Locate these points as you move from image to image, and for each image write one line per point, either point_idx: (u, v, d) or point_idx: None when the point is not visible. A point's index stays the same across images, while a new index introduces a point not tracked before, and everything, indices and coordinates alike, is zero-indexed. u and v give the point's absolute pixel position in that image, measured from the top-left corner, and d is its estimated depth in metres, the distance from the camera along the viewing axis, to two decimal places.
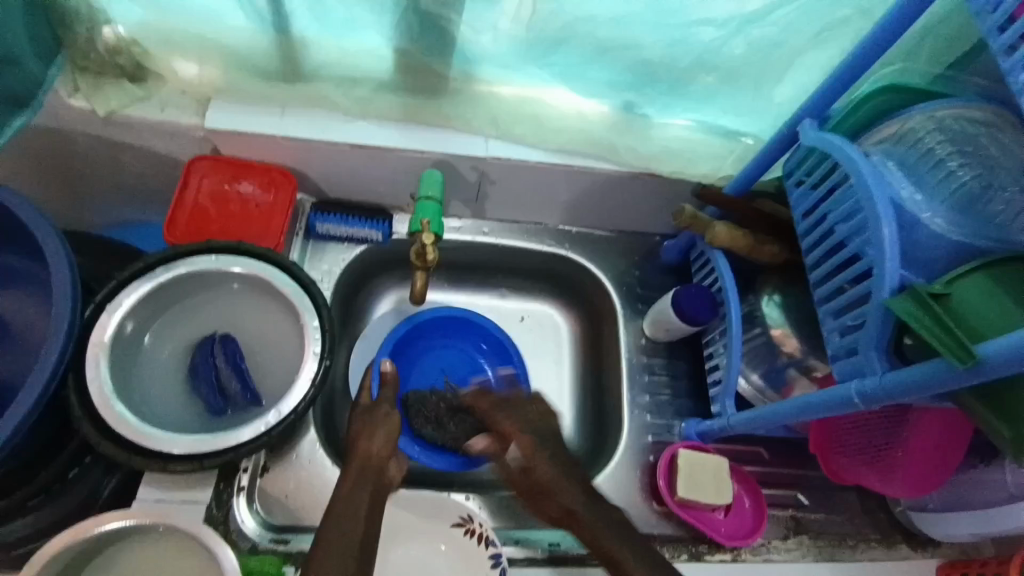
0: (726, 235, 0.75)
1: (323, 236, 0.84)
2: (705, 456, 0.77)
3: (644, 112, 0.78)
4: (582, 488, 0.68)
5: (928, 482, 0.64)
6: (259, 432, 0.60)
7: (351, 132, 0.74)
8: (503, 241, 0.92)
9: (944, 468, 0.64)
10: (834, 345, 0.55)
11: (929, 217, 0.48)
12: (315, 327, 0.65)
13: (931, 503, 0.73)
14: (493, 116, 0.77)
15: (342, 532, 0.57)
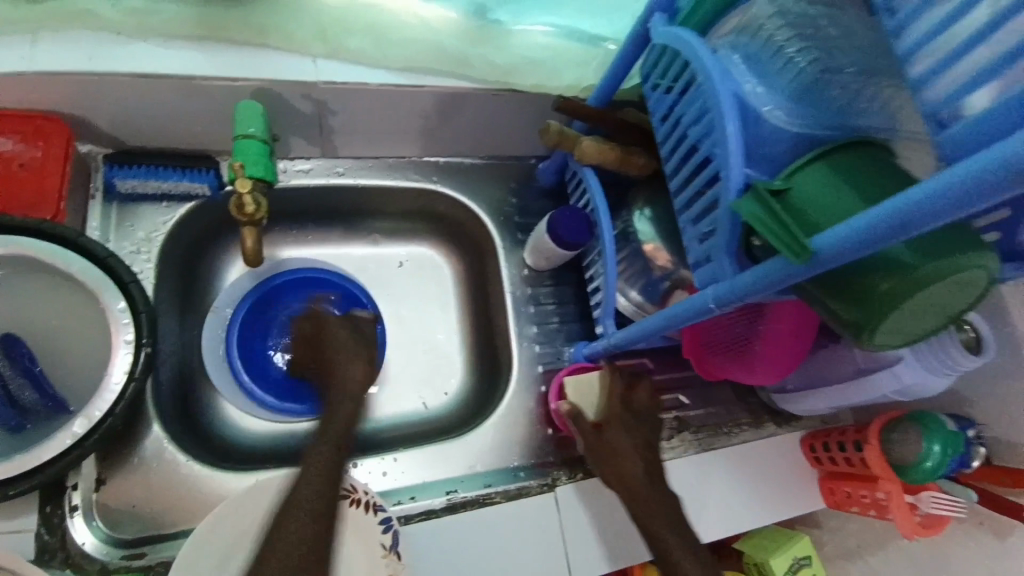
0: (594, 150, 0.72)
1: (129, 196, 0.69)
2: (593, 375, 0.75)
3: (497, 17, 0.71)
4: (645, 461, 0.66)
5: (784, 366, 0.69)
6: (69, 445, 0.51)
7: (133, 58, 0.59)
8: (363, 181, 0.82)
9: (795, 352, 0.69)
10: (694, 253, 0.55)
11: (770, 110, 0.46)
12: (123, 309, 0.54)
13: (792, 384, 0.80)
14: (319, 29, 0.65)
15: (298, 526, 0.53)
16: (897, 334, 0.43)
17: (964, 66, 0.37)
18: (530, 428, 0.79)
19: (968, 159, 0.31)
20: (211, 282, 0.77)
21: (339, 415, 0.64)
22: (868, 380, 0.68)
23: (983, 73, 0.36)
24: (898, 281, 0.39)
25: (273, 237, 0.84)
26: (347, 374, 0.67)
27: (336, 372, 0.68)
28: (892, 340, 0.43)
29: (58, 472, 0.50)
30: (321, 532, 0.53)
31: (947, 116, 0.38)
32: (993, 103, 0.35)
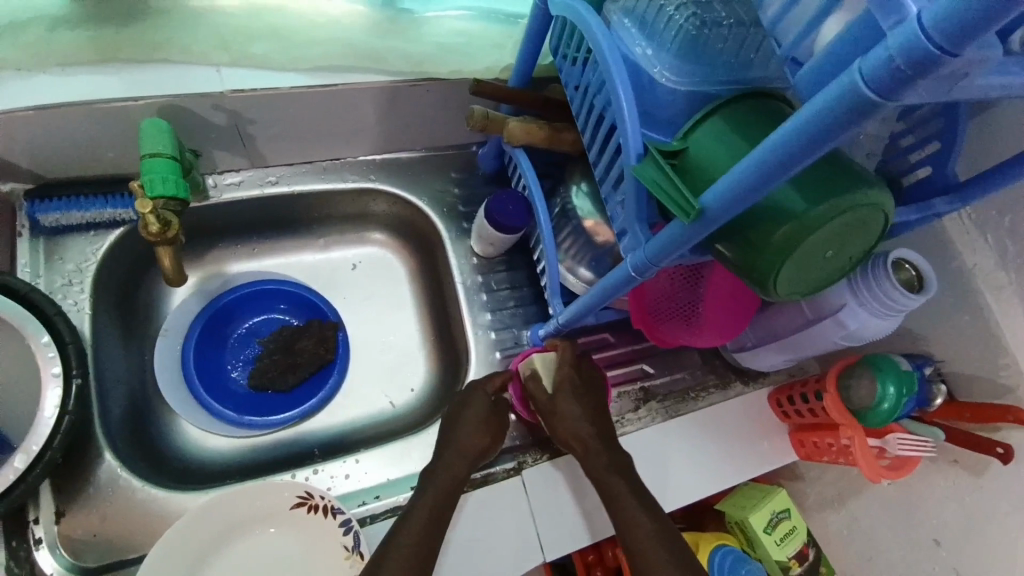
0: (521, 130, 0.71)
1: (57, 229, 0.68)
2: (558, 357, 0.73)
3: (407, 7, 0.73)
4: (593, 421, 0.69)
5: (730, 328, 0.70)
6: (10, 483, 0.50)
7: (32, 90, 0.59)
8: (298, 186, 0.81)
9: (740, 313, 0.70)
10: (616, 223, 0.54)
11: (659, 72, 0.46)
12: (47, 342, 0.54)
13: (749, 342, 0.80)
14: (218, 37, 0.64)
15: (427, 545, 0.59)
16: (798, 281, 0.43)
17: (807, 5, 0.40)
18: None
19: (810, 99, 0.30)
20: (157, 304, 0.78)
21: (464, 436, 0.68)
22: (815, 330, 0.68)
23: (822, 12, 0.38)
24: (786, 226, 0.39)
25: (219, 254, 0.83)
26: (463, 433, 0.68)
27: (462, 423, 0.68)
28: (797, 288, 0.44)
29: (1, 510, 0.50)
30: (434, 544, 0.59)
31: (799, 55, 0.41)
32: (836, 32, 0.37)
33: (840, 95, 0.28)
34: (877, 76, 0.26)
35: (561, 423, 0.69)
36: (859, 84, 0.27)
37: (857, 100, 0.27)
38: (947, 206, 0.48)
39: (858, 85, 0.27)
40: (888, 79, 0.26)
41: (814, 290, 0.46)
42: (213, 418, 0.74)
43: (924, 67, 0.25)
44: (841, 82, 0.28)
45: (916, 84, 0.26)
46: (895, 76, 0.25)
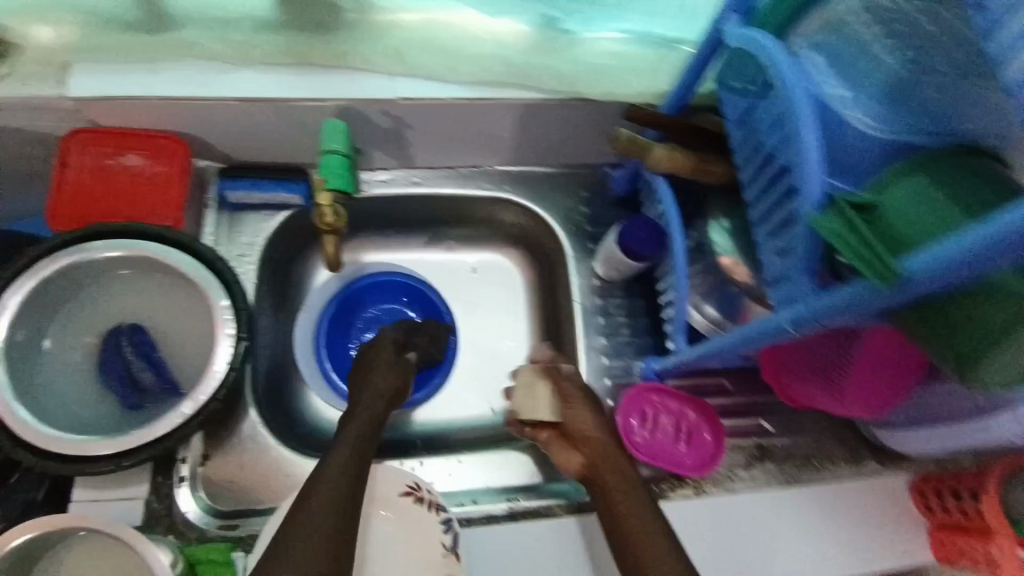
0: (666, 158, 0.69)
1: (238, 206, 0.77)
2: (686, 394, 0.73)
3: (566, 27, 0.70)
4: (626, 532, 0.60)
5: (877, 399, 0.62)
6: (177, 423, 0.58)
7: (236, 84, 0.65)
8: (438, 190, 0.86)
9: (897, 381, 0.60)
10: (770, 270, 0.50)
11: (855, 115, 0.42)
12: (225, 306, 0.61)
13: (895, 418, 0.71)
14: (395, 49, 0.68)
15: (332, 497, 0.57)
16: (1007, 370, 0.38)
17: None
18: None
19: None
20: (301, 281, 0.85)
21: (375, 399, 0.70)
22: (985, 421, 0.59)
23: None
24: (1006, 310, 0.36)
25: (357, 244, 0.90)
26: (378, 378, 0.72)
27: (369, 385, 0.71)
28: (999, 376, 0.38)
29: (167, 446, 0.57)
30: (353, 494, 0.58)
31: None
32: None
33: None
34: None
35: (577, 428, 0.69)
36: None
37: None
38: None
39: None
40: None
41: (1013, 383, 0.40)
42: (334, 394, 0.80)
43: None
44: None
45: None
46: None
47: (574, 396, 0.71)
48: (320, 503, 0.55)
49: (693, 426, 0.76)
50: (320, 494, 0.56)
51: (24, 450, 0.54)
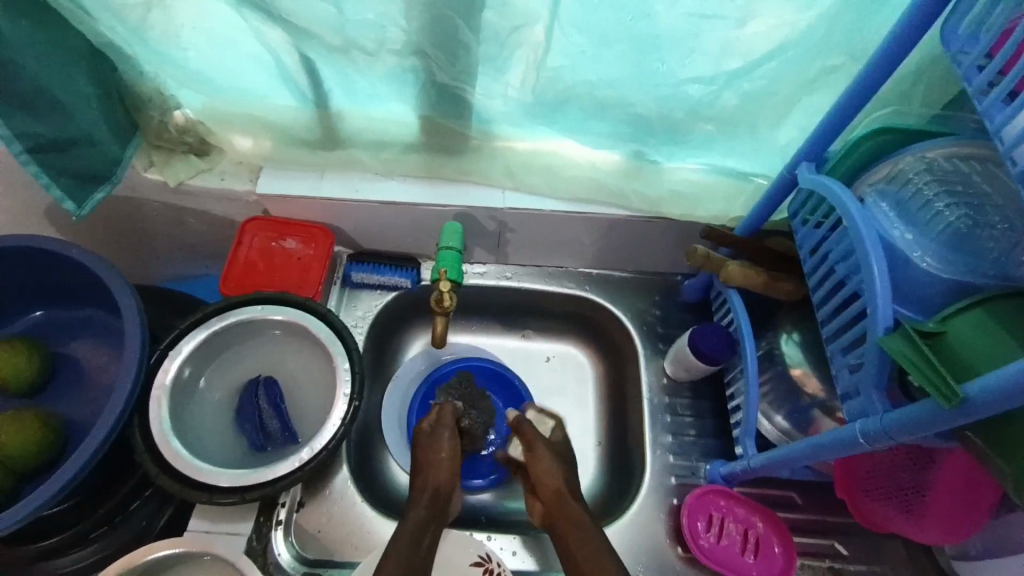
0: (740, 273, 0.77)
1: (358, 285, 0.91)
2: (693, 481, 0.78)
3: (654, 158, 0.82)
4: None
5: (962, 530, 0.62)
6: (294, 467, 0.66)
7: (379, 190, 0.83)
8: (525, 284, 0.97)
9: (979, 511, 0.61)
10: (843, 383, 0.55)
11: (920, 256, 0.49)
12: (346, 369, 0.71)
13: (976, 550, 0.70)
14: (509, 169, 0.83)
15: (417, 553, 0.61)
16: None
17: None
18: (660, 541, 0.78)
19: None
20: (396, 354, 0.96)
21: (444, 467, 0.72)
22: None
23: None
24: None
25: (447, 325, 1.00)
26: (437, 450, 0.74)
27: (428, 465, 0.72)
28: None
29: (282, 487, 0.64)
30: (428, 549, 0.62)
31: None
32: None
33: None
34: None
35: (536, 468, 0.72)
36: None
37: None
38: None
39: None
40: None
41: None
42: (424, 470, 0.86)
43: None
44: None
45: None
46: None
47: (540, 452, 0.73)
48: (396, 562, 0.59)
49: (762, 537, 0.76)
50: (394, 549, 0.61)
51: (168, 477, 0.63)
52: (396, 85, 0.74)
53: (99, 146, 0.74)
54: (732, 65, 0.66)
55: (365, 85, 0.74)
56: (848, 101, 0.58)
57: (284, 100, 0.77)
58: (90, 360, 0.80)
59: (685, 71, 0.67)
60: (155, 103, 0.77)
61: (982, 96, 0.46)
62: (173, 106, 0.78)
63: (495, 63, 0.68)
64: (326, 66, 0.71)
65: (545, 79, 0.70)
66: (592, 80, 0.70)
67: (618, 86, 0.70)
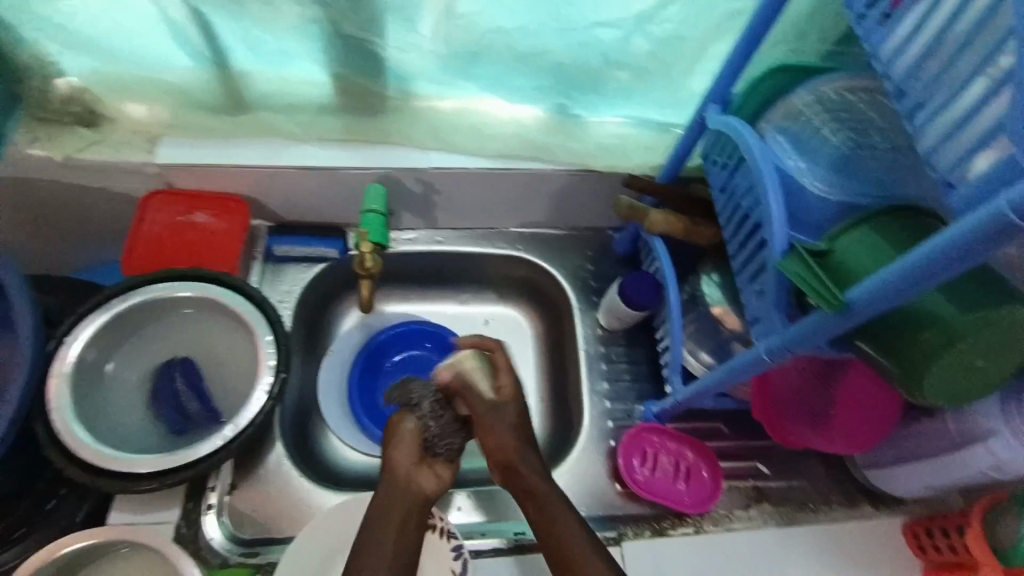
0: (662, 221, 0.79)
1: (283, 258, 0.87)
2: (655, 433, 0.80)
3: (576, 112, 0.83)
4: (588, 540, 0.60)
5: (864, 439, 0.69)
6: (219, 445, 0.63)
7: (298, 156, 0.79)
8: (459, 248, 0.96)
9: (881, 422, 0.69)
10: (751, 310, 0.58)
11: (811, 182, 0.53)
12: (269, 341, 0.69)
13: (886, 458, 0.76)
14: (432, 129, 0.81)
15: (381, 535, 0.58)
16: (943, 388, 0.45)
17: (951, 77, 0.40)
18: (599, 481, 0.81)
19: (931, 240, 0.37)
20: (329, 328, 0.93)
21: (398, 453, 0.63)
22: (961, 455, 0.65)
23: (962, 84, 0.39)
24: (936, 333, 0.43)
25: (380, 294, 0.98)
26: (397, 453, 0.64)
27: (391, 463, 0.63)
28: (940, 395, 0.46)
29: (206, 466, 0.62)
30: (390, 546, 0.57)
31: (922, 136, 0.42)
32: (978, 99, 0.38)
33: (987, 219, 0.33)
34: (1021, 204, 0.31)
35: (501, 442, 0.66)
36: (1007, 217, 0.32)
37: (1004, 223, 0.32)
38: None
39: (1001, 210, 0.32)
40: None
41: (947, 402, 0.48)
42: (367, 439, 0.86)
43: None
44: (986, 209, 0.33)
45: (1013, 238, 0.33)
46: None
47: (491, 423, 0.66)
48: (406, 446, 0.64)
49: (693, 465, 0.80)
50: (401, 471, 0.62)
51: (77, 468, 0.59)
52: (304, 39, 0.70)
53: None
54: (638, 9, 0.67)
55: (271, 42, 0.70)
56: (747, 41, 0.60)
57: (182, 63, 0.72)
58: None
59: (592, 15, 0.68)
60: (34, 68, 0.71)
61: (863, 21, 0.49)
62: (55, 73, 0.72)
63: (405, 12, 0.67)
64: (224, 17, 0.67)
65: (456, 27, 0.69)
66: (505, 28, 0.70)
67: (531, 34, 0.70)
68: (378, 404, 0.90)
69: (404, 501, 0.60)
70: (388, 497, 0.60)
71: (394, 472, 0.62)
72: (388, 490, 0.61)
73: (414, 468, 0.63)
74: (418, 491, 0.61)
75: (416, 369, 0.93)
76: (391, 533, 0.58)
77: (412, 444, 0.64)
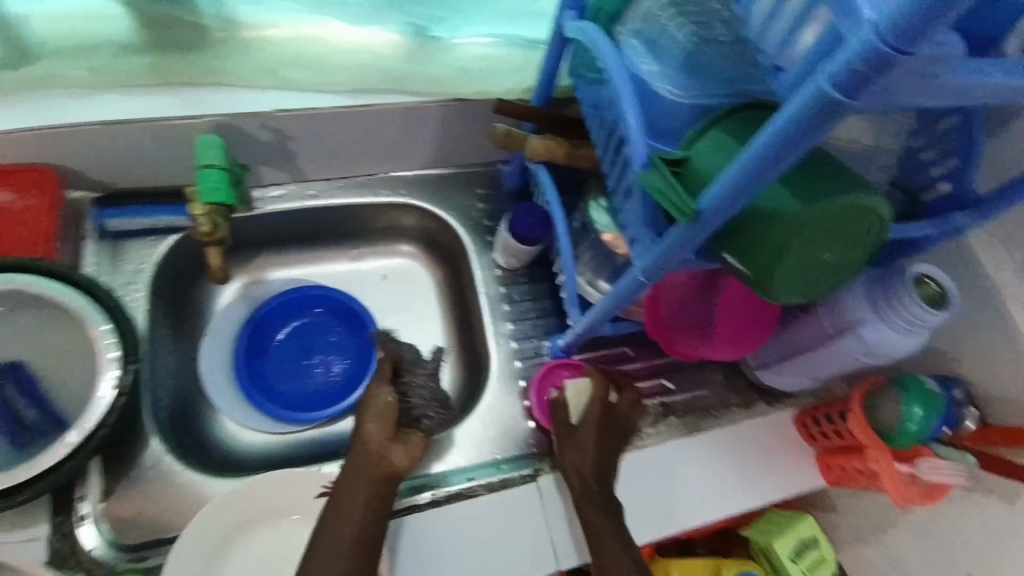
0: (542, 147, 0.75)
1: (120, 234, 0.75)
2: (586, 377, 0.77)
3: (436, 34, 0.75)
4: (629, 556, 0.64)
5: (749, 342, 0.70)
6: (66, 454, 0.55)
7: (97, 109, 0.64)
8: (334, 200, 0.87)
9: (762, 323, 0.69)
10: (626, 231, 0.56)
11: (663, 85, 0.49)
12: (106, 330, 0.60)
13: (773, 358, 0.79)
14: (267, 65, 0.69)
15: (343, 518, 0.56)
16: (798, 285, 0.45)
17: None
18: (511, 422, 0.80)
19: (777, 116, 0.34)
20: (203, 305, 0.85)
21: (370, 430, 0.61)
22: (837, 346, 0.67)
23: None
24: (782, 229, 0.42)
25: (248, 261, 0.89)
26: (368, 426, 0.61)
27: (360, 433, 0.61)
28: (797, 293, 0.46)
29: (56, 480, 0.54)
30: (359, 526, 0.56)
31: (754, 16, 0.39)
32: None
33: (810, 100, 0.31)
34: (840, 77, 0.29)
35: (571, 460, 0.70)
36: (828, 90, 0.30)
37: (826, 100, 0.30)
38: (962, 222, 0.52)
39: (825, 88, 0.30)
40: (851, 81, 0.29)
41: (806, 300, 0.48)
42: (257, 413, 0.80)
43: (880, 65, 0.28)
44: (810, 88, 0.31)
45: (873, 87, 0.29)
46: (855, 77, 0.29)
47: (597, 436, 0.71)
48: (377, 420, 0.61)
49: None
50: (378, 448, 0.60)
51: None
52: None
53: None
54: None
55: None
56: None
57: None
58: None
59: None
60: None
61: None
62: None
63: None
64: None
65: None
66: None
67: None
68: (272, 379, 0.84)
69: (367, 480, 0.58)
70: (354, 481, 0.58)
71: (360, 459, 0.59)
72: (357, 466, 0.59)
73: (384, 449, 0.60)
74: (389, 468, 0.59)
75: (311, 337, 0.87)
76: (359, 509, 0.56)
77: (383, 421, 0.61)
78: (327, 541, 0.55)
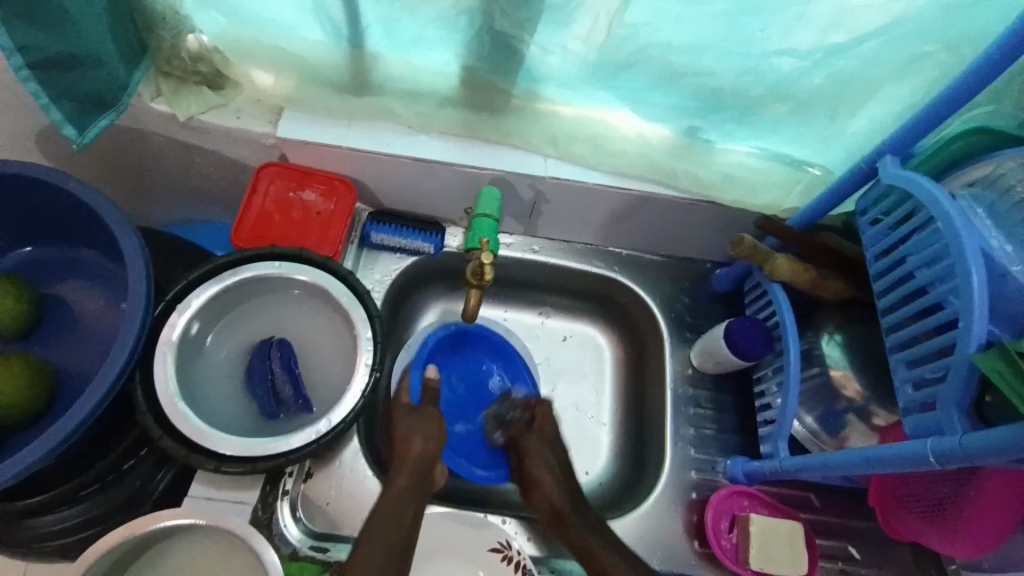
0: (787, 268, 0.73)
1: (376, 246, 0.85)
2: (780, 520, 0.72)
3: (707, 137, 0.75)
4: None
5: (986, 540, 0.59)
6: (310, 438, 0.61)
7: (412, 146, 0.75)
8: (553, 260, 0.92)
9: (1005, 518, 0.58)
10: (906, 398, 0.54)
11: (1019, 270, 0.49)
12: (367, 337, 0.66)
13: (986, 563, 0.69)
14: (554, 135, 0.76)
15: (394, 515, 0.61)
16: None
17: None
18: (675, 535, 0.77)
19: None
20: (408, 323, 0.90)
21: (413, 445, 0.69)
22: None
23: None
24: None
25: (450, 290, 0.92)
26: (412, 439, 0.70)
27: (404, 441, 0.69)
28: None
29: (295, 458, 0.60)
30: (402, 530, 0.60)
31: None
32: None
33: None
34: None
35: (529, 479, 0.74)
36: None
37: None
38: None
39: None
40: None
41: None
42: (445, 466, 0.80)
43: None
44: None
45: None
46: None
47: (531, 458, 0.75)
48: (422, 435, 0.70)
49: None
50: (405, 455, 0.68)
51: (171, 440, 0.58)
52: (447, 26, 0.65)
53: (106, 68, 0.66)
54: (833, 43, 0.59)
55: (412, 25, 0.65)
56: (960, 87, 0.54)
57: (316, 37, 0.68)
58: (82, 305, 0.75)
59: (781, 43, 0.60)
60: (167, 24, 0.68)
61: None
62: (187, 31, 0.70)
63: (559, 15, 0.61)
64: (372, 5, 0.63)
65: (616, 37, 0.63)
66: (671, 44, 0.63)
67: (698, 52, 0.63)
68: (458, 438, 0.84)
69: (412, 497, 0.64)
70: (409, 484, 0.65)
71: (408, 456, 0.68)
72: (407, 474, 0.66)
73: (427, 460, 0.68)
74: (406, 483, 0.65)
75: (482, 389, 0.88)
76: (407, 516, 0.61)
77: (427, 436, 0.70)
78: (373, 524, 0.59)
